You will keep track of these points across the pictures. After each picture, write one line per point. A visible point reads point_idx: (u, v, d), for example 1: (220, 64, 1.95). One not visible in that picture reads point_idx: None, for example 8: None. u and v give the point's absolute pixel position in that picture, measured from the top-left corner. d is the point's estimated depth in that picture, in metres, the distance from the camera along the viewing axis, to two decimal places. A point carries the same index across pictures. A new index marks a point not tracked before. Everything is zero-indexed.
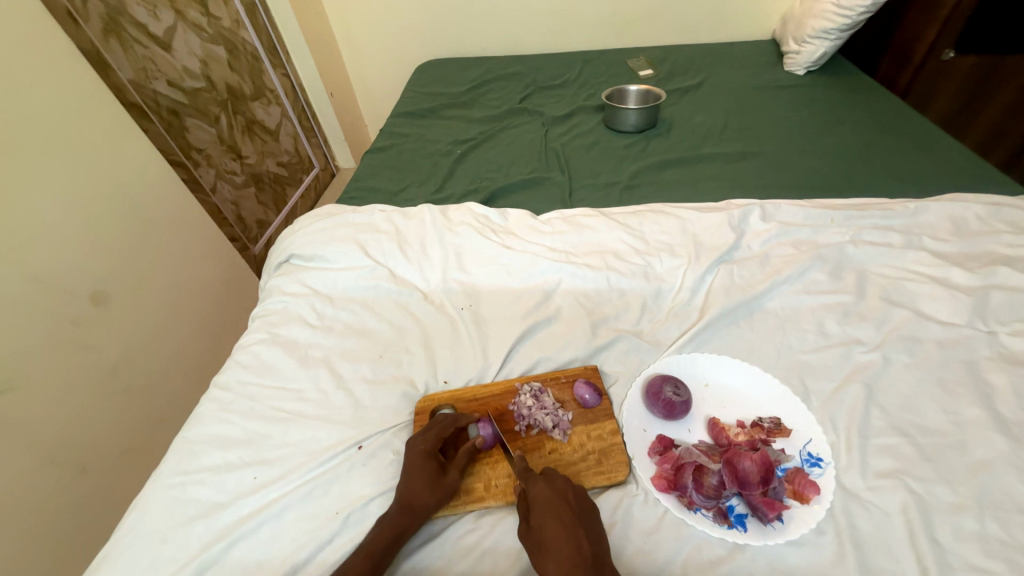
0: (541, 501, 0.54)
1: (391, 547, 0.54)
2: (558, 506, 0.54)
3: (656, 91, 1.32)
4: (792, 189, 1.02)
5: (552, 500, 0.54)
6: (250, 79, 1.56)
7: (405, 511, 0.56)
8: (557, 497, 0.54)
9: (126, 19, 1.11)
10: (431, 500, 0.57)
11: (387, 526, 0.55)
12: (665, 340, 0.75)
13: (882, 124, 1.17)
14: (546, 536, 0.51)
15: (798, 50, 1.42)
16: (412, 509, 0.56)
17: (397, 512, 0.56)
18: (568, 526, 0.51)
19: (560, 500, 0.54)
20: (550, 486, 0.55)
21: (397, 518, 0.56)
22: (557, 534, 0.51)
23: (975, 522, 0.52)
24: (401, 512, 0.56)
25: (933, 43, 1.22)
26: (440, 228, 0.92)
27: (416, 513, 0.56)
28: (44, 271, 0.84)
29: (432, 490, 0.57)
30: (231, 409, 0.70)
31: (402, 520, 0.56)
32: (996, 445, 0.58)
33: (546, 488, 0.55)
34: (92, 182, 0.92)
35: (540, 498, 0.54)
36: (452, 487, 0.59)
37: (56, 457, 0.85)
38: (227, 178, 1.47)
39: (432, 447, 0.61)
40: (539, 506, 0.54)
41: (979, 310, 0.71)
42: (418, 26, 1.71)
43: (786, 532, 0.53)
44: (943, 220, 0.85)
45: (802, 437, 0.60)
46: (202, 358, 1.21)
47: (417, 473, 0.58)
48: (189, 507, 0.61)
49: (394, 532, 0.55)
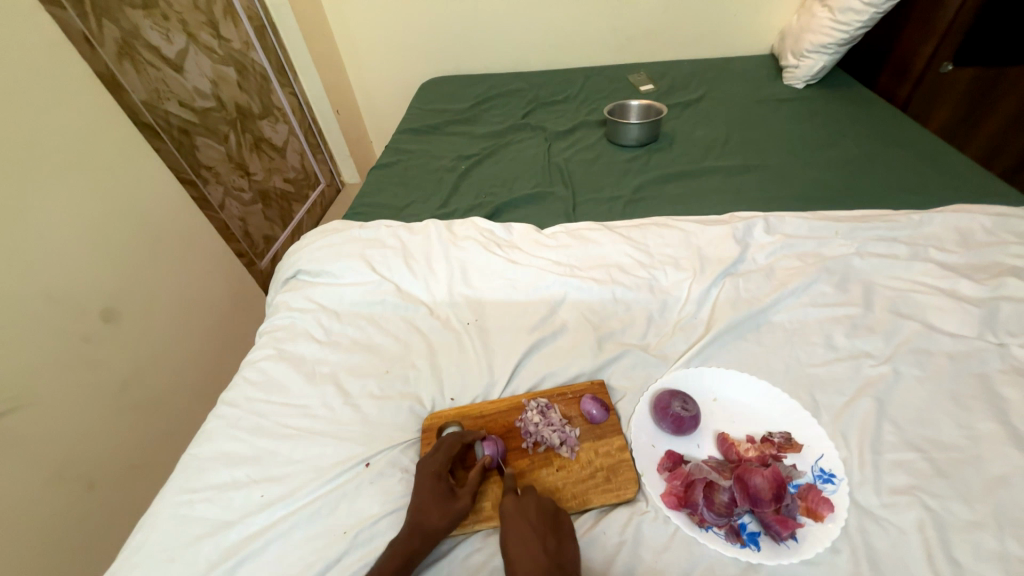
0: (509, 518, 0.55)
1: (399, 572, 0.53)
2: (521, 522, 0.54)
3: (657, 106, 1.34)
4: (796, 201, 1.02)
5: (515, 516, 0.55)
6: (258, 98, 1.59)
7: (414, 533, 0.55)
8: (521, 513, 0.55)
9: (139, 43, 1.14)
10: (440, 523, 0.56)
11: (395, 550, 0.55)
12: (672, 354, 0.75)
13: (884, 136, 1.18)
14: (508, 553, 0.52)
15: (797, 64, 1.44)
16: (421, 531, 0.56)
17: (407, 534, 0.56)
18: (530, 539, 0.53)
19: (523, 516, 0.55)
20: (515, 502, 0.56)
21: (406, 541, 0.55)
22: (519, 544, 0.52)
23: (994, 539, 0.51)
24: (410, 534, 0.55)
25: (932, 55, 1.23)
26: (445, 243, 0.93)
27: (425, 535, 0.56)
28: (57, 289, 0.85)
29: (440, 511, 0.57)
30: (239, 426, 0.70)
31: (411, 542, 0.55)
32: (1012, 459, 0.57)
33: (512, 504, 0.56)
34: (104, 201, 0.94)
35: (506, 514, 0.56)
36: (462, 510, 0.58)
37: (64, 473, 0.85)
38: (235, 194, 1.49)
39: (437, 469, 0.60)
40: (505, 522, 0.55)
41: (989, 322, 0.71)
42: (422, 45, 1.75)
43: (800, 551, 0.52)
44: (949, 231, 0.85)
45: (813, 452, 0.60)
46: (210, 374, 1.21)
47: (426, 495, 0.58)
48: (196, 526, 0.60)
49: (402, 554, 0.54)
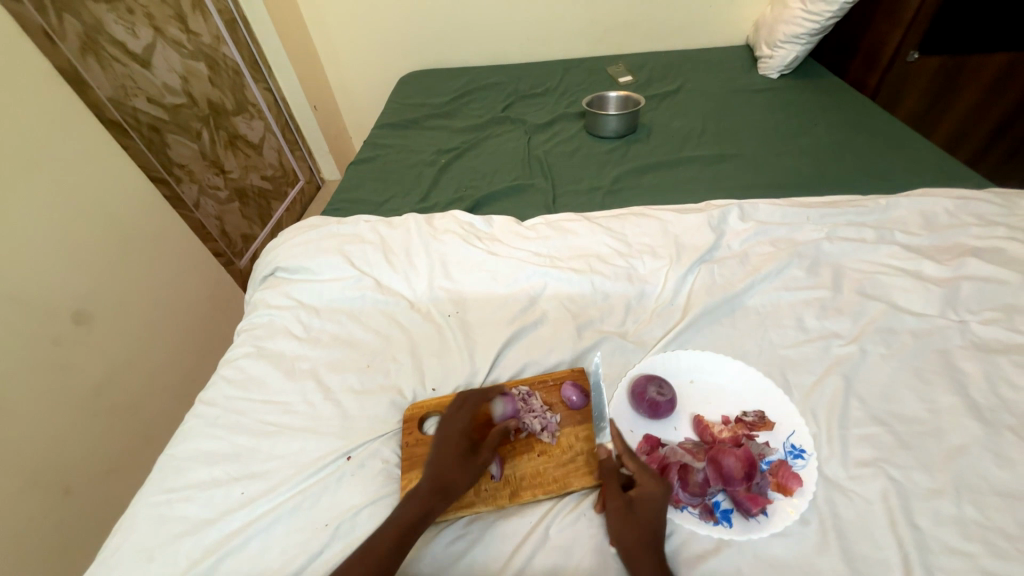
0: (650, 500, 0.53)
1: (419, 524, 0.55)
2: (658, 508, 0.53)
3: (635, 97, 1.35)
4: (770, 189, 1.05)
5: (659, 501, 0.53)
6: (231, 94, 1.56)
7: (435, 491, 0.57)
8: (664, 501, 0.54)
9: (103, 38, 1.11)
10: (463, 479, 0.58)
11: (417, 504, 0.56)
12: (649, 340, 0.76)
13: (854, 124, 1.21)
14: (635, 525, 0.53)
15: (770, 54, 1.46)
16: (442, 488, 0.57)
17: (426, 490, 0.57)
18: (657, 528, 0.53)
19: (663, 506, 0.53)
20: (663, 491, 0.54)
21: (426, 497, 0.57)
22: (648, 528, 0.52)
23: (952, 505, 0.54)
24: (431, 491, 0.57)
25: (899, 46, 1.26)
26: (425, 236, 0.93)
27: (446, 492, 0.57)
28: (24, 291, 0.83)
29: (463, 468, 0.59)
30: (218, 424, 0.69)
31: (432, 498, 0.56)
32: (971, 430, 0.59)
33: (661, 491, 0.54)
34: (72, 201, 0.91)
35: (650, 494, 0.54)
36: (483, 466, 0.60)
37: (37, 479, 0.83)
38: (210, 193, 1.46)
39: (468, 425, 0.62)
40: (644, 499, 0.54)
41: (950, 301, 0.74)
42: (400, 38, 1.73)
43: (770, 526, 0.54)
44: (914, 214, 0.88)
45: (785, 429, 0.62)
46: (188, 374, 1.19)
47: (448, 453, 0.60)
48: (176, 525, 0.60)
49: (422, 509, 0.56)
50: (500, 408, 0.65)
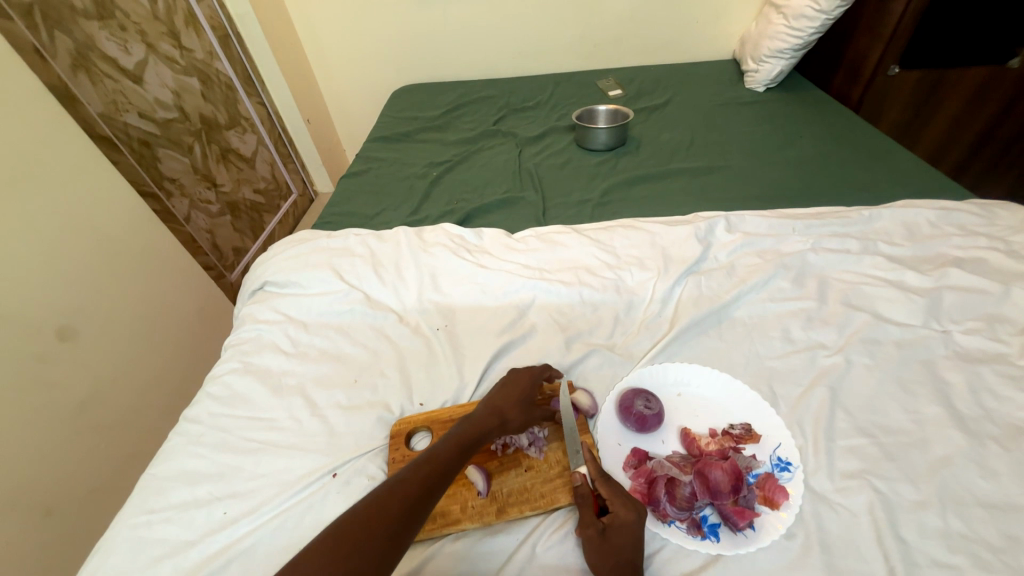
0: (621, 526, 0.53)
1: (474, 445, 0.58)
2: (632, 536, 0.53)
3: (623, 110, 1.37)
4: (756, 200, 1.06)
5: (629, 529, 0.53)
6: (224, 108, 1.56)
7: (493, 417, 0.62)
8: (636, 529, 0.53)
9: (95, 55, 1.12)
10: (519, 418, 0.63)
11: (476, 425, 0.60)
12: (637, 352, 0.76)
13: (839, 136, 1.23)
14: (608, 553, 0.52)
15: (756, 69, 1.49)
16: (499, 419, 0.62)
17: (484, 416, 0.62)
18: (629, 557, 0.52)
19: (636, 533, 0.53)
20: (633, 515, 0.54)
21: (484, 421, 0.61)
22: (622, 555, 0.52)
23: (938, 517, 0.54)
24: (490, 416, 0.62)
25: (880, 60, 1.29)
26: (414, 250, 0.93)
27: (501, 422, 0.62)
28: (7, 309, 0.82)
29: (522, 408, 0.64)
30: (202, 442, 0.68)
31: (489, 422, 0.61)
32: (954, 440, 0.60)
33: (631, 518, 0.53)
34: (59, 217, 0.91)
35: (621, 521, 0.53)
36: (536, 416, 0.64)
37: (18, 501, 0.81)
38: (201, 207, 1.46)
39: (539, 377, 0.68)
40: (616, 525, 0.53)
41: (933, 311, 0.75)
42: (392, 53, 1.75)
43: (757, 540, 0.53)
44: (896, 225, 0.89)
45: (771, 441, 0.62)
46: (174, 389, 1.18)
47: (511, 394, 0.65)
48: (155, 547, 0.59)
49: (480, 430, 0.60)
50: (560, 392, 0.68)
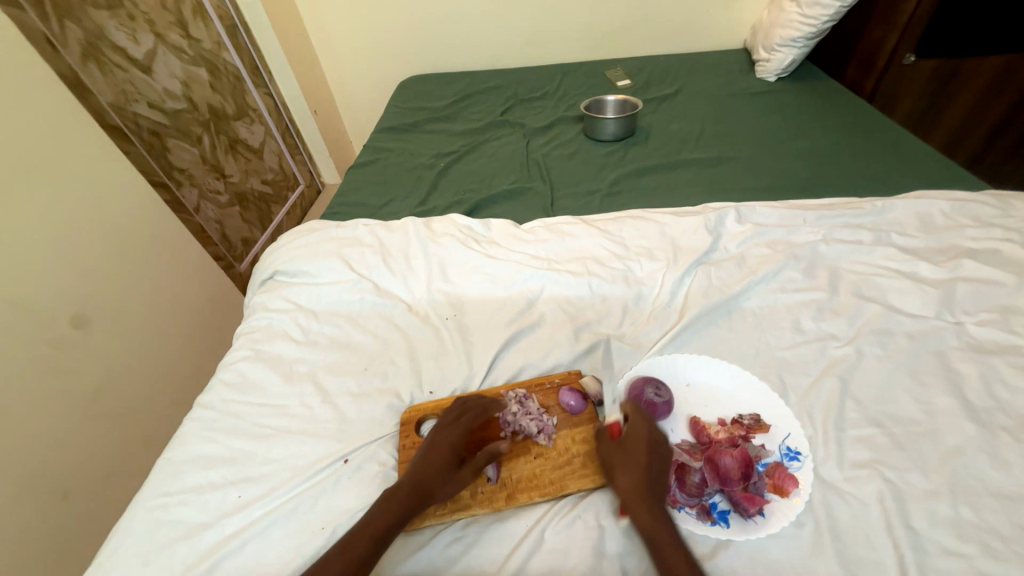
0: (635, 433, 0.59)
1: (393, 531, 0.55)
2: (648, 440, 0.58)
3: (633, 101, 1.36)
4: (766, 191, 1.05)
5: (644, 435, 0.58)
6: (232, 99, 1.56)
7: (413, 495, 0.57)
8: (650, 435, 0.59)
9: (105, 45, 1.12)
10: (442, 490, 0.58)
11: (394, 507, 0.56)
12: (646, 342, 0.76)
13: (851, 126, 1.21)
14: (625, 458, 0.57)
15: (768, 58, 1.47)
16: (420, 494, 0.57)
17: (404, 495, 0.57)
18: (646, 459, 0.56)
19: (651, 437, 0.58)
20: (645, 424, 0.59)
21: (402, 502, 0.56)
22: (638, 459, 0.57)
23: (948, 507, 0.54)
24: (409, 496, 0.57)
25: (895, 48, 1.27)
26: (422, 240, 0.93)
27: (422, 499, 0.57)
28: (23, 296, 0.84)
29: (444, 479, 0.58)
30: (216, 428, 0.69)
31: (408, 503, 0.56)
32: (966, 431, 0.59)
33: (643, 426, 0.59)
34: (72, 206, 0.92)
35: (635, 429, 0.59)
36: (461, 484, 0.59)
37: (36, 484, 0.83)
38: (211, 197, 1.47)
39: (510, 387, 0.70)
40: (631, 433, 0.59)
41: (946, 302, 0.74)
42: (399, 43, 1.74)
43: (767, 527, 0.54)
44: (910, 216, 0.88)
45: (781, 431, 0.62)
46: (187, 377, 1.20)
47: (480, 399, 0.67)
48: (172, 529, 0.60)
49: (398, 515, 0.56)
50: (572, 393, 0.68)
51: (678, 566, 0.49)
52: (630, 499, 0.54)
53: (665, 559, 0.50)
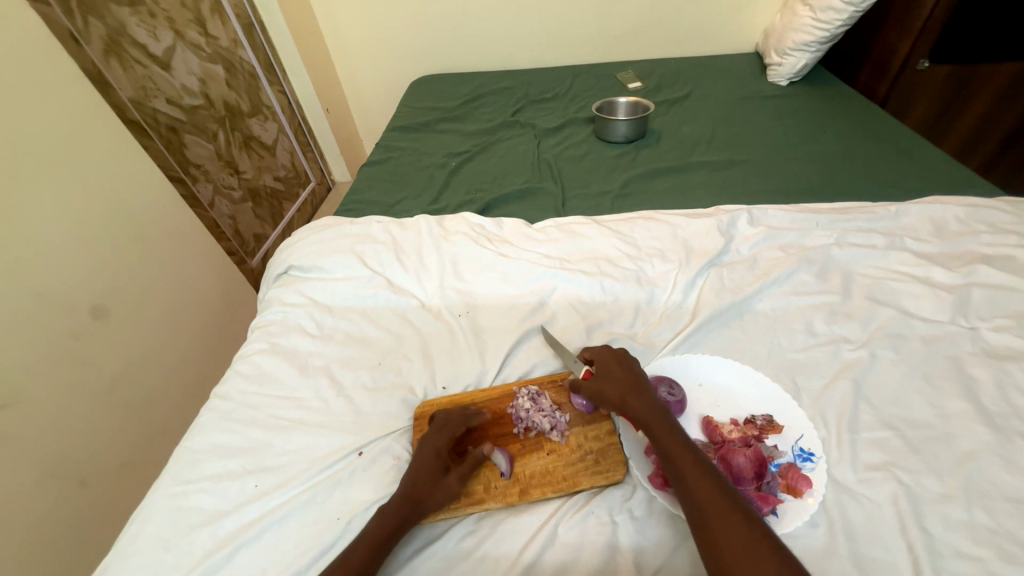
0: (601, 356, 0.67)
1: (389, 540, 0.55)
2: (615, 358, 0.66)
3: (644, 103, 1.36)
4: (778, 194, 1.05)
5: (610, 355, 0.67)
6: (247, 96, 1.58)
7: (404, 503, 0.58)
8: (614, 354, 0.67)
9: (126, 41, 1.14)
10: (432, 497, 0.59)
11: (391, 517, 0.57)
12: (658, 342, 0.77)
13: (864, 131, 1.21)
14: (603, 375, 0.64)
15: (780, 62, 1.47)
16: (412, 503, 0.58)
17: (396, 505, 0.58)
18: (619, 370, 0.64)
19: (616, 355, 0.67)
20: (608, 347, 0.68)
21: (395, 512, 0.57)
22: (613, 371, 0.64)
23: (963, 510, 0.54)
24: (401, 505, 0.58)
25: (908, 54, 1.27)
26: (436, 238, 0.94)
27: (415, 507, 0.58)
28: (45, 286, 0.85)
29: (433, 486, 0.59)
30: (233, 418, 0.70)
31: (400, 512, 0.57)
32: (981, 436, 0.59)
33: (604, 349, 0.68)
34: (93, 200, 0.94)
35: (601, 353, 0.68)
36: (450, 492, 0.59)
37: (54, 471, 0.84)
38: (225, 193, 1.49)
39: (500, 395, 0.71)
40: (599, 357, 0.67)
41: (961, 307, 0.74)
42: (412, 43, 1.75)
43: (780, 526, 0.54)
44: (923, 221, 0.88)
45: (793, 433, 0.62)
46: (202, 371, 1.21)
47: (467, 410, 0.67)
48: (190, 517, 0.61)
49: (392, 524, 0.56)
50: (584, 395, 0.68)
51: (672, 444, 0.55)
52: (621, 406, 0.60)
53: (660, 441, 0.56)
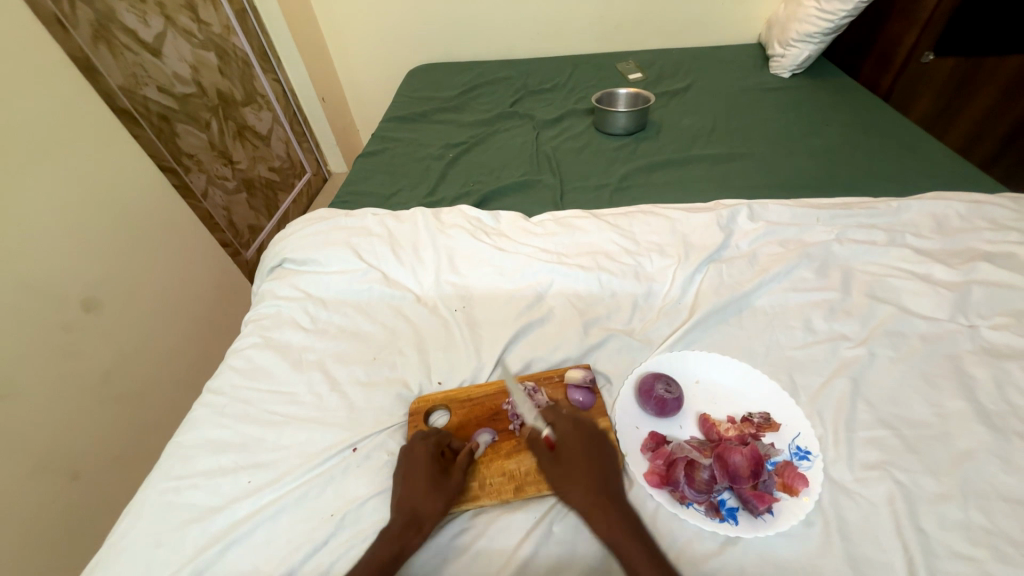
0: (568, 441, 0.60)
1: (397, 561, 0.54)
2: (584, 444, 0.60)
3: (645, 94, 1.34)
4: (778, 189, 1.04)
5: (579, 439, 0.60)
6: (241, 84, 1.56)
7: (408, 525, 0.56)
8: (581, 436, 0.61)
9: (115, 27, 1.11)
10: (436, 506, 0.57)
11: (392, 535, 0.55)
12: (656, 338, 0.76)
13: (866, 125, 1.20)
14: (565, 467, 0.59)
15: (783, 53, 1.45)
16: (416, 521, 0.56)
17: (399, 528, 0.56)
18: (587, 464, 0.58)
19: (585, 440, 0.61)
20: (577, 429, 0.62)
21: (400, 534, 0.55)
22: (580, 467, 0.58)
23: (959, 510, 0.54)
24: (405, 527, 0.56)
25: (914, 45, 1.25)
26: (432, 231, 0.93)
27: (419, 525, 0.56)
28: (34, 277, 0.84)
29: (434, 494, 0.57)
30: (225, 413, 0.70)
31: (405, 534, 0.55)
32: (979, 435, 0.59)
33: (574, 430, 0.61)
34: (83, 191, 0.92)
35: (568, 436, 0.61)
36: (456, 488, 0.59)
37: (46, 464, 0.84)
38: (219, 183, 1.47)
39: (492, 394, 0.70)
40: (567, 442, 0.60)
41: (961, 305, 0.73)
42: (409, 31, 1.72)
43: (776, 524, 0.54)
44: (925, 217, 0.87)
45: (791, 431, 0.62)
46: (195, 364, 1.20)
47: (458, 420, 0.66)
48: (182, 513, 0.60)
49: (398, 547, 0.54)
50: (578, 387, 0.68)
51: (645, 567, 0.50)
52: (586, 511, 0.55)
53: (630, 560, 0.51)
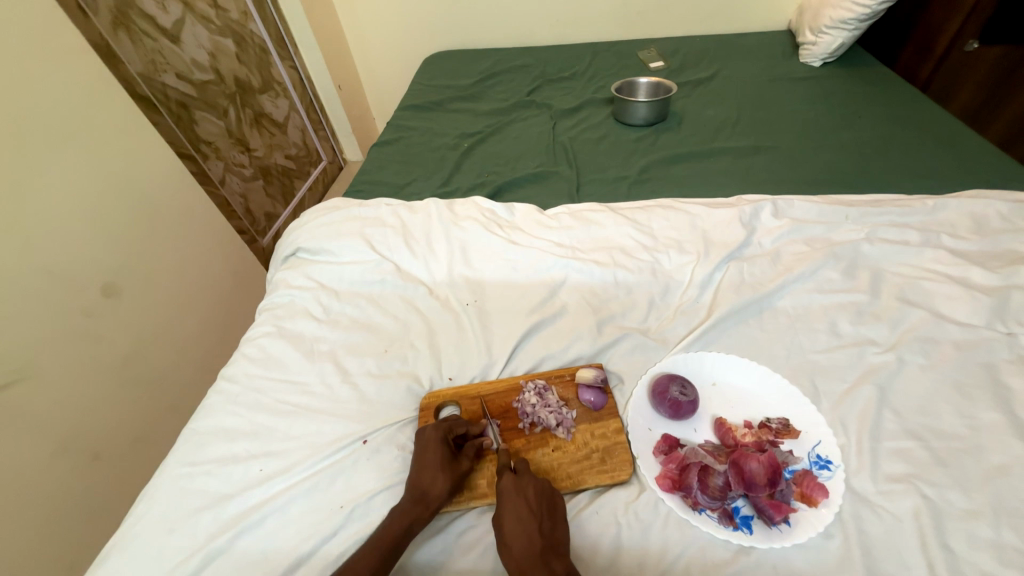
0: (503, 497, 0.54)
1: (404, 537, 0.54)
2: (518, 501, 0.54)
3: (666, 84, 1.30)
4: (805, 184, 1.00)
5: (513, 496, 0.54)
6: (258, 72, 1.56)
7: (417, 501, 0.56)
8: (519, 490, 0.54)
9: (134, 13, 1.11)
10: (444, 487, 0.57)
11: (401, 515, 0.56)
12: (672, 339, 0.74)
13: (901, 118, 1.14)
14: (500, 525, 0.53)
15: (814, 41, 1.38)
16: (424, 498, 0.57)
17: (408, 504, 0.56)
18: (521, 523, 0.52)
19: (521, 496, 0.54)
20: (513, 481, 0.55)
21: (409, 509, 0.56)
22: (512, 528, 0.51)
23: (990, 529, 0.51)
24: (414, 503, 0.56)
25: (957, 33, 1.17)
26: (445, 222, 0.91)
27: (428, 502, 0.57)
28: (55, 263, 0.85)
29: (443, 477, 0.58)
30: (238, 402, 0.70)
31: (413, 510, 0.56)
32: (1014, 450, 0.56)
33: (510, 483, 0.55)
34: (100, 178, 0.92)
35: (503, 492, 0.55)
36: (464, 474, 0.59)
37: (68, 445, 0.86)
38: (236, 170, 1.48)
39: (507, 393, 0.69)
40: (501, 500, 0.54)
41: (999, 311, 0.69)
42: (426, 16, 1.69)
43: (793, 536, 0.52)
44: (963, 217, 0.83)
45: (811, 438, 0.59)
46: (212, 350, 1.22)
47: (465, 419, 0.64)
48: (196, 499, 0.61)
49: (406, 525, 0.55)
50: (591, 387, 0.67)
51: None
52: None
53: None
